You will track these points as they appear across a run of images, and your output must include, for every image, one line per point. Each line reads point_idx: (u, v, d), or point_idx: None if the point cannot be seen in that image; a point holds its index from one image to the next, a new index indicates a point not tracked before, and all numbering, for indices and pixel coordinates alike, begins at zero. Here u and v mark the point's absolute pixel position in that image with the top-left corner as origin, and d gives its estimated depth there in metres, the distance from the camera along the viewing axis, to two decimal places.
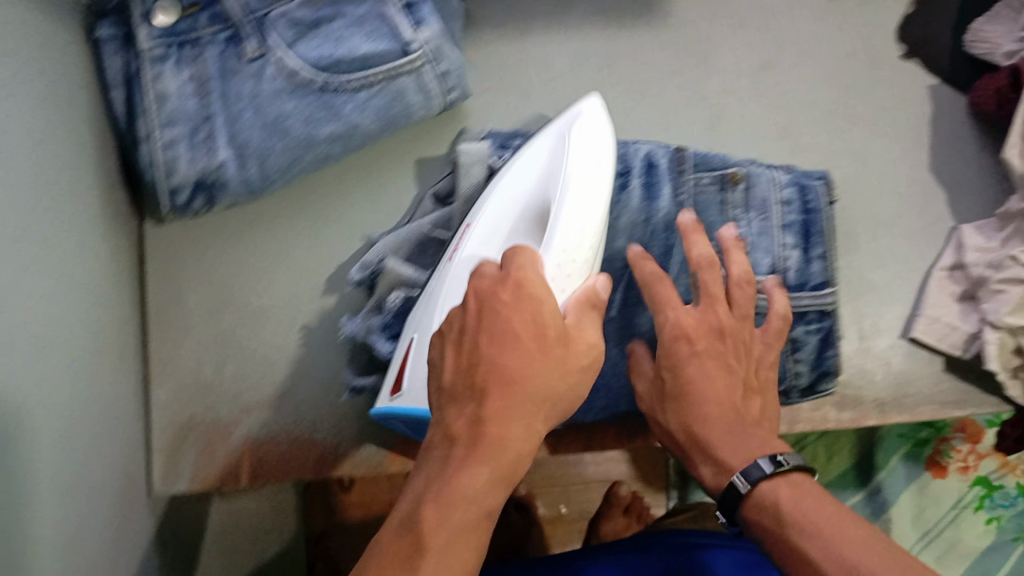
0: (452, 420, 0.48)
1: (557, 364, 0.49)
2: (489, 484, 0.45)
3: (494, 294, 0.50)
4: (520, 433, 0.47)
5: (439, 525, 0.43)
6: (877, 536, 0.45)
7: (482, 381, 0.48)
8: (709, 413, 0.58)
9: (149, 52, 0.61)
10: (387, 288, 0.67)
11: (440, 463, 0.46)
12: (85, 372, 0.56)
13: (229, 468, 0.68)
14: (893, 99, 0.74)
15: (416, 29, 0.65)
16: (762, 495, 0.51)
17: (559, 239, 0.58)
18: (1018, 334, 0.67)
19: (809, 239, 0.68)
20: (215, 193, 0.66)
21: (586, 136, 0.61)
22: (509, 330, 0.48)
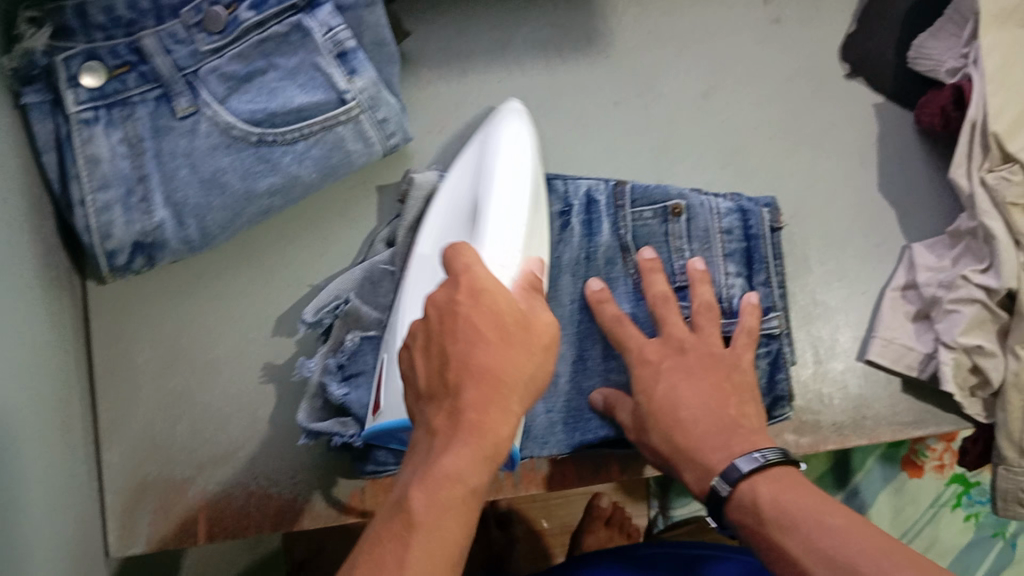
0: (431, 413, 0.46)
1: (525, 345, 0.47)
2: (472, 466, 0.43)
3: (451, 298, 0.47)
4: (499, 419, 0.45)
5: (424, 512, 0.42)
6: (857, 519, 0.48)
7: (454, 375, 0.45)
8: (684, 420, 0.59)
9: (77, 116, 0.60)
10: (342, 330, 0.66)
11: (424, 455, 0.44)
12: (32, 447, 0.55)
13: (185, 527, 0.66)
14: (836, 120, 0.75)
15: (350, 78, 0.64)
16: (743, 496, 0.53)
17: (491, 229, 0.55)
18: (973, 353, 0.67)
19: (752, 267, 0.69)
20: (155, 253, 0.65)
21: (507, 134, 0.61)
22: (472, 321, 0.46)
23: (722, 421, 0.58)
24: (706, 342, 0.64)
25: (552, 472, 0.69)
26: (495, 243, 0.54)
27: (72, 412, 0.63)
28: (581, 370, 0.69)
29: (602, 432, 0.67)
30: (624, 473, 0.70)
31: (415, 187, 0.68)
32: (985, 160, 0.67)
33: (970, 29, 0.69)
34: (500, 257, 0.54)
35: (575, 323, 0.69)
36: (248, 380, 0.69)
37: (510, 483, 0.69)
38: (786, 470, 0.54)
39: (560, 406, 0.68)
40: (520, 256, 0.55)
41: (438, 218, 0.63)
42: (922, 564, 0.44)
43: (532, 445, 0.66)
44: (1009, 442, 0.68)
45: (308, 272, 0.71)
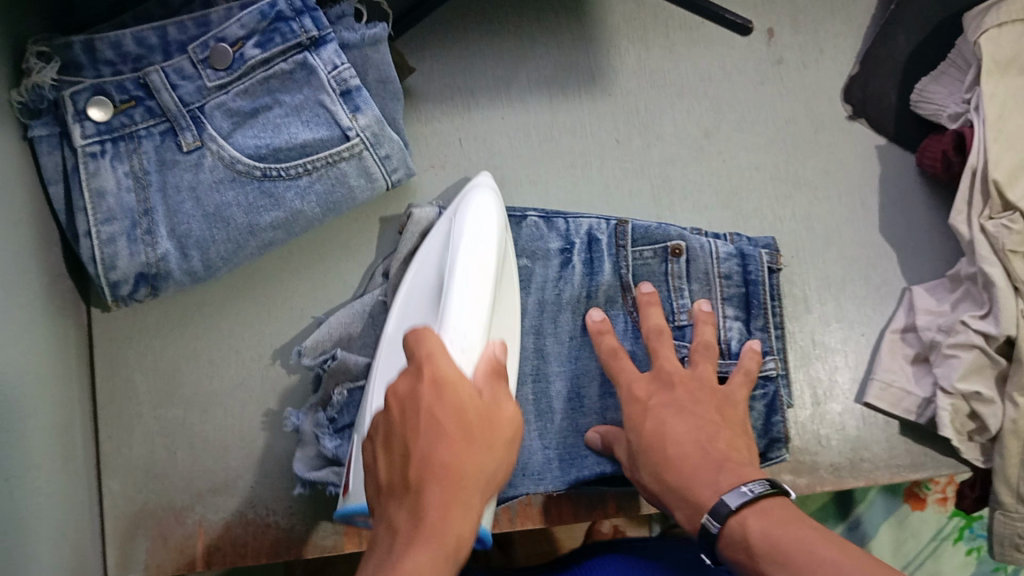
0: (393, 512, 0.46)
1: (485, 439, 0.48)
2: (435, 566, 0.44)
3: (413, 389, 0.49)
4: (460, 518, 0.46)
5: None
6: (851, 551, 0.47)
7: (416, 472, 0.47)
8: (672, 457, 0.58)
9: (84, 150, 0.61)
10: (332, 384, 0.66)
11: (385, 555, 0.45)
12: (37, 464, 0.56)
13: (183, 554, 0.67)
14: (832, 162, 0.77)
15: (353, 115, 0.65)
16: (733, 531, 0.51)
17: (454, 310, 0.55)
18: (971, 398, 0.67)
19: (750, 311, 0.70)
20: (158, 284, 0.65)
21: (474, 212, 0.62)
22: (434, 416, 0.48)
23: (709, 458, 0.57)
24: (699, 376, 0.64)
25: (548, 509, 0.69)
26: (457, 326, 0.54)
27: (75, 440, 0.64)
28: (578, 408, 0.69)
29: (598, 468, 0.67)
30: (620, 511, 0.70)
31: (413, 221, 0.70)
32: (986, 208, 0.68)
33: (971, 76, 0.71)
34: (461, 341, 0.54)
35: (572, 359, 0.70)
36: (251, 410, 0.70)
37: (505, 518, 0.68)
38: (776, 501, 0.52)
39: (555, 443, 0.68)
40: (483, 338, 0.54)
41: (405, 298, 0.65)
42: None
43: (527, 482, 0.67)
44: (1006, 487, 0.68)
45: (311, 304, 0.72)
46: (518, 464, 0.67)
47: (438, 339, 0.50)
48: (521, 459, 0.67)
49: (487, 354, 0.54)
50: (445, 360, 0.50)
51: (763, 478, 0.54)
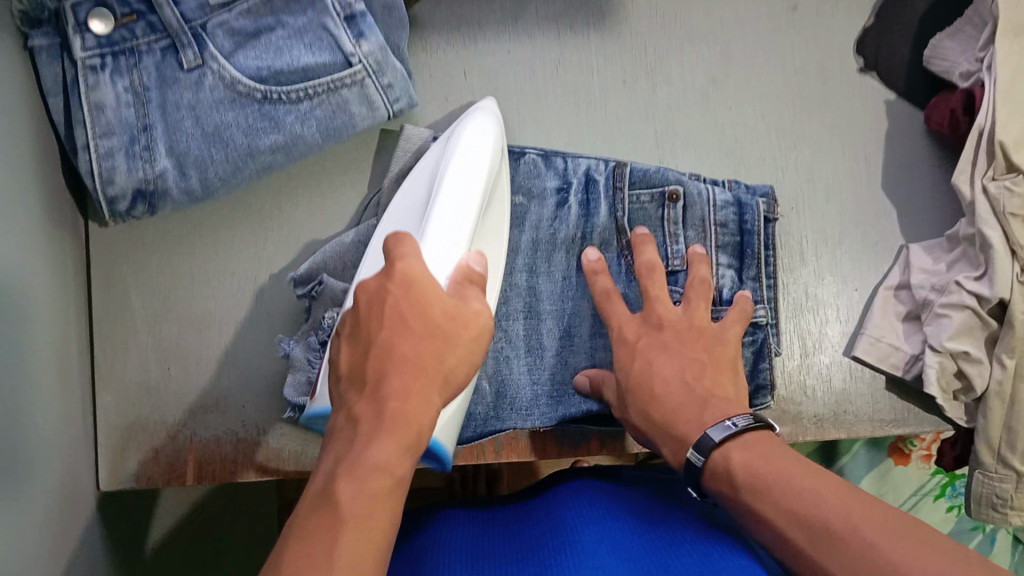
0: (353, 403, 0.47)
1: (450, 340, 0.50)
2: (397, 454, 0.44)
3: (382, 286, 0.51)
4: (421, 407, 0.46)
5: (352, 496, 0.42)
6: (830, 480, 0.47)
7: (376, 367, 0.48)
8: (658, 392, 0.59)
9: (84, 62, 0.61)
10: (321, 309, 0.67)
11: (347, 442, 0.45)
12: (33, 373, 0.57)
13: (174, 468, 0.68)
14: (840, 115, 0.77)
15: (357, 42, 0.65)
16: (716, 464, 0.52)
17: (435, 224, 0.56)
18: (959, 357, 0.67)
19: (743, 260, 0.70)
20: (155, 201, 0.66)
21: (471, 130, 0.62)
22: (398, 312, 0.49)
23: (694, 394, 0.57)
24: (687, 317, 0.64)
25: (535, 443, 0.69)
26: (435, 238, 0.55)
27: (69, 353, 0.64)
28: (567, 346, 0.70)
29: (584, 406, 0.68)
30: (603, 448, 0.71)
31: (405, 138, 0.71)
32: (990, 169, 0.68)
33: (986, 34, 0.69)
34: (438, 253, 0.55)
35: (563, 299, 0.70)
36: (244, 333, 0.70)
37: (490, 449, 0.69)
38: (759, 434, 0.53)
39: (544, 380, 0.69)
40: (462, 247, 0.55)
41: (392, 219, 0.64)
42: (895, 522, 0.44)
43: (515, 416, 0.68)
44: (987, 448, 0.68)
45: (305, 232, 0.72)
46: (507, 398, 0.68)
47: (415, 243, 0.53)
48: (509, 393, 0.68)
49: (461, 265, 0.54)
50: (416, 261, 0.51)
51: (747, 412, 0.54)
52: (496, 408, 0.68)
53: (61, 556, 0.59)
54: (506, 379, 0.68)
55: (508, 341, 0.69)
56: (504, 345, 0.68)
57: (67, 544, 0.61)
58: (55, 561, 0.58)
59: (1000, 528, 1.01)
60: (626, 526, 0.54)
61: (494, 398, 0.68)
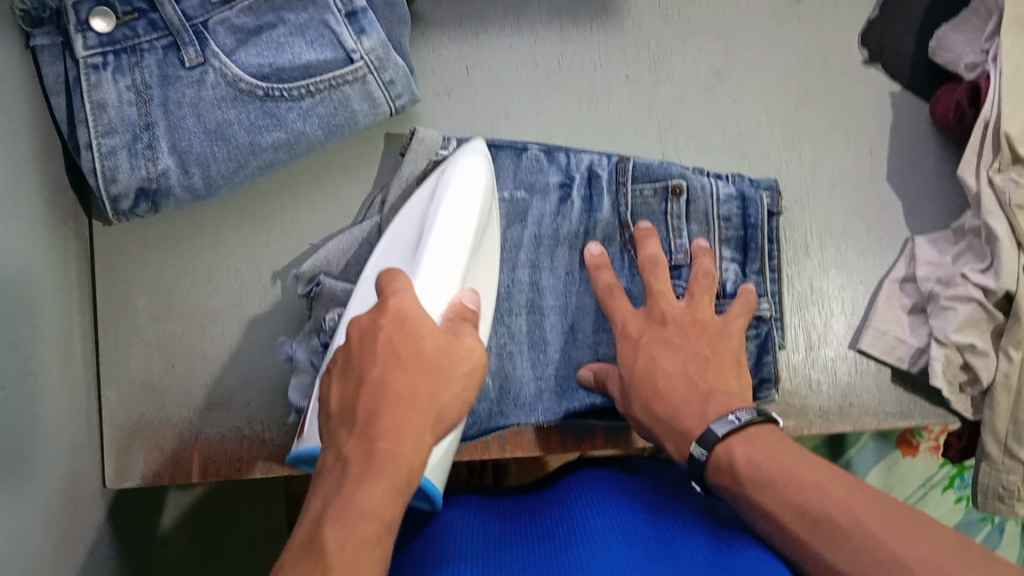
0: (344, 441, 0.47)
1: (443, 376, 0.50)
2: (385, 499, 0.44)
3: (375, 322, 0.52)
4: (411, 447, 0.47)
5: (338, 545, 0.42)
6: (835, 476, 0.47)
7: (367, 406, 0.48)
8: (662, 388, 0.59)
9: (86, 61, 0.61)
10: (321, 310, 0.67)
11: (336, 484, 0.45)
12: (37, 370, 0.57)
13: (179, 465, 0.68)
14: (844, 107, 0.76)
15: (358, 38, 0.65)
16: (720, 458, 0.52)
17: (428, 260, 0.58)
18: (965, 350, 0.67)
19: (747, 253, 0.70)
20: (158, 200, 0.65)
21: (463, 169, 0.63)
22: (392, 349, 0.50)
23: (697, 390, 0.57)
24: (690, 312, 0.64)
25: (540, 438, 0.69)
26: (429, 275, 0.57)
27: (74, 350, 0.65)
28: (571, 342, 0.70)
29: (588, 401, 0.68)
30: (608, 444, 0.71)
31: (418, 141, 0.70)
32: (995, 160, 0.67)
33: (992, 25, 0.69)
34: (432, 290, 0.57)
35: (566, 295, 0.70)
36: (249, 330, 0.70)
37: (495, 445, 0.69)
38: (763, 429, 0.53)
39: (548, 376, 0.69)
40: (456, 286, 0.58)
41: (383, 253, 0.64)
42: (902, 518, 0.43)
43: (518, 412, 0.68)
44: (993, 440, 0.68)
45: (308, 230, 0.72)
46: (511, 395, 0.68)
47: (408, 279, 0.55)
48: (513, 389, 0.68)
49: (455, 301, 0.57)
50: (410, 297, 0.53)
51: (750, 407, 0.54)
52: (500, 404, 0.68)
53: (68, 553, 0.60)
54: (509, 374, 0.68)
55: (512, 337, 0.68)
56: (507, 341, 0.68)
57: (72, 541, 0.61)
58: (60, 558, 0.58)
59: (1009, 520, 1.01)
60: (631, 520, 0.53)
61: (497, 394, 0.68)
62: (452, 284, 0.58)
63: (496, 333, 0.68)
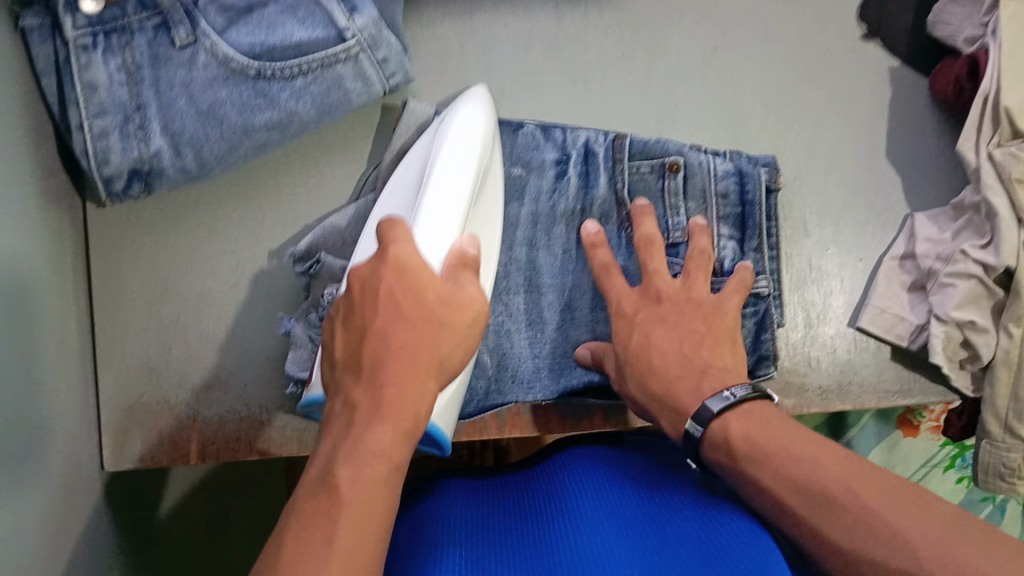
0: (351, 388, 0.47)
1: (445, 324, 0.49)
2: (395, 442, 0.44)
3: (375, 270, 0.50)
4: (417, 393, 0.46)
5: (349, 484, 0.42)
6: (831, 450, 0.47)
7: (373, 353, 0.47)
8: (656, 366, 0.59)
9: (75, 41, 0.60)
10: (319, 287, 0.67)
11: (344, 428, 0.45)
12: (36, 354, 0.57)
13: (177, 448, 0.68)
14: (844, 83, 0.76)
15: (350, 16, 0.65)
16: (715, 435, 0.52)
17: (426, 210, 0.56)
18: (965, 327, 0.67)
19: (745, 230, 0.69)
20: (152, 180, 0.66)
21: (461, 119, 0.61)
22: (394, 297, 0.49)
23: (692, 366, 0.57)
24: (686, 289, 0.63)
25: (538, 417, 0.69)
26: (426, 227, 0.55)
27: (70, 335, 0.64)
28: (568, 320, 0.69)
29: (586, 378, 0.67)
30: (608, 422, 0.70)
31: (409, 113, 0.69)
32: (994, 135, 0.67)
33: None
34: (430, 237, 0.55)
35: (563, 273, 0.69)
36: (245, 312, 0.70)
37: (493, 424, 0.68)
38: (758, 405, 0.53)
39: (545, 353, 0.69)
40: (454, 234, 0.55)
41: (386, 204, 0.63)
42: (900, 491, 0.43)
43: (516, 389, 0.68)
44: (994, 417, 0.67)
45: (303, 211, 0.72)
46: (509, 371, 0.68)
47: (409, 229, 0.52)
48: (511, 366, 0.68)
49: (454, 248, 0.54)
50: (408, 246, 0.51)
51: (745, 382, 0.54)
52: (497, 381, 0.68)
53: (68, 536, 0.60)
54: (507, 352, 0.68)
55: (509, 315, 0.68)
56: (504, 318, 0.68)
57: (72, 525, 0.61)
58: (59, 541, 0.58)
59: (1010, 498, 1.00)
60: (625, 494, 0.53)
61: (495, 371, 0.68)
62: (451, 231, 0.56)
63: (492, 311, 0.68)
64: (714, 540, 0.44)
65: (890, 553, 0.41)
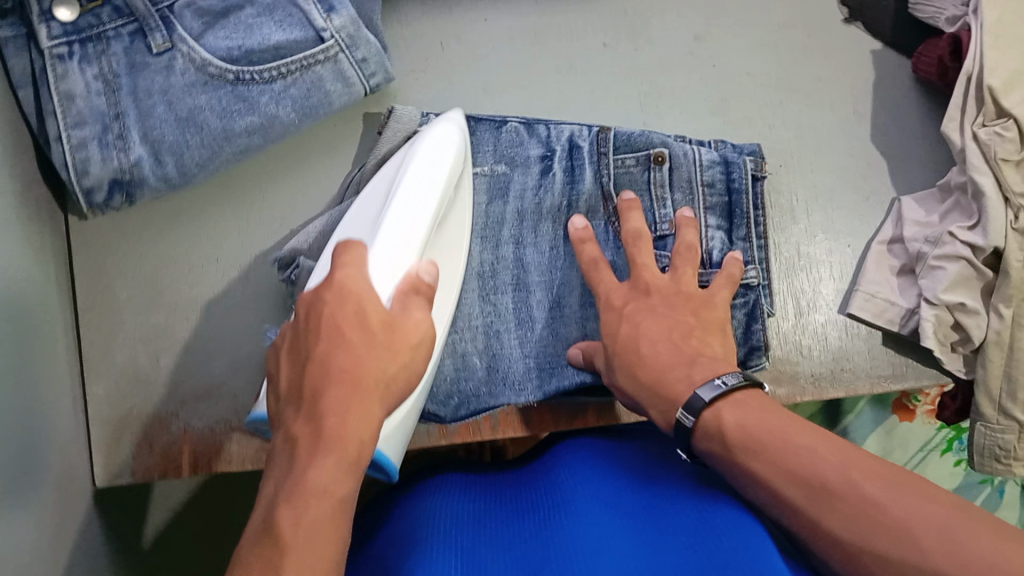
0: (290, 421, 0.46)
1: (389, 350, 0.49)
2: (338, 474, 0.43)
3: (320, 296, 0.51)
4: (360, 422, 0.46)
5: (293, 528, 0.41)
6: (824, 437, 0.47)
7: (313, 382, 0.47)
8: (645, 354, 0.58)
9: (51, 51, 0.59)
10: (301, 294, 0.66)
11: (286, 465, 0.44)
12: (25, 365, 0.57)
13: (169, 459, 0.67)
14: (827, 69, 0.76)
15: (327, 16, 0.64)
16: (707, 424, 0.51)
17: (384, 230, 0.56)
18: (956, 311, 0.66)
19: (733, 221, 0.69)
20: (133, 190, 0.64)
21: (430, 141, 0.61)
22: (335, 326, 0.49)
23: (681, 354, 0.57)
24: (675, 284, 0.63)
25: (529, 416, 0.69)
26: (385, 245, 0.55)
27: (58, 347, 0.64)
28: (558, 317, 0.69)
29: (578, 378, 0.67)
30: (600, 420, 0.70)
31: (396, 118, 0.68)
32: (979, 116, 0.66)
33: None
34: (386, 260, 0.54)
35: (552, 270, 0.69)
36: (233, 318, 0.70)
37: (487, 425, 0.68)
38: (751, 393, 0.52)
39: (535, 352, 0.68)
40: (413, 257, 0.55)
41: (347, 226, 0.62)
42: (895, 477, 0.43)
43: (508, 391, 0.67)
44: (987, 399, 0.68)
45: (288, 216, 0.71)
46: (500, 372, 0.67)
47: (361, 251, 0.54)
48: (502, 367, 0.67)
49: (410, 274, 0.54)
50: (355, 271, 0.53)
51: (738, 372, 0.54)
52: (489, 382, 0.67)
53: (62, 551, 0.59)
54: (498, 353, 0.68)
55: (498, 315, 0.68)
56: (494, 319, 0.68)
57: (66, 540, 0.60)
58: (53, 557, 0.57)
59: (1008, 480, 1.01)
60: (618, 485, 0.53)
61: (486, 372, 0.67)
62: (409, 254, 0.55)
63: (481, 311, 0.68)
64: (708, 534, 0.44)
65: (888, 538, 0.41)
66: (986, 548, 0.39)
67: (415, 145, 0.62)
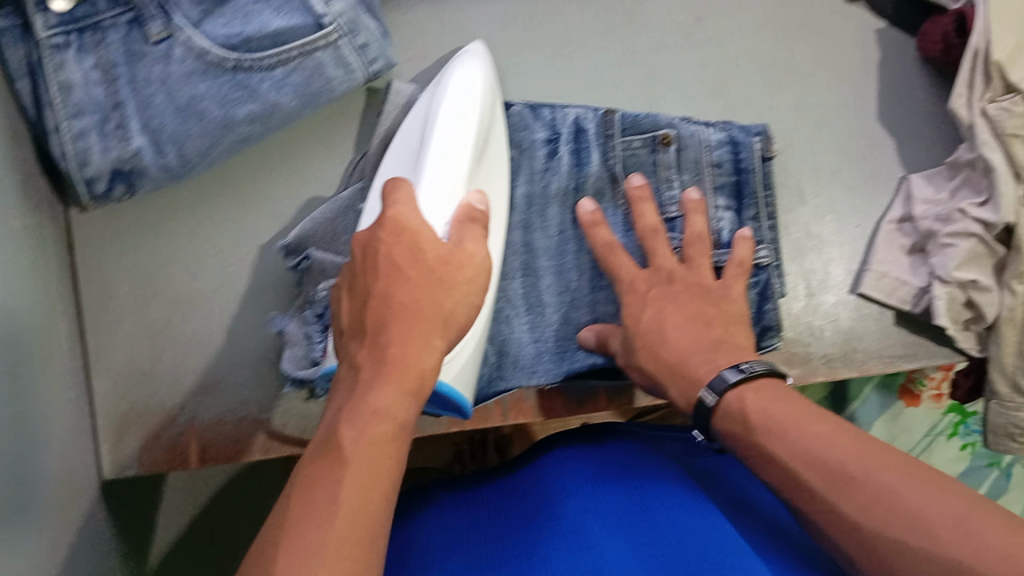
0: (355, 352, 0.47)
1: (449, 280, 0.48)
2: (397, 400, 0.43)
3: (373, 235, 0.49)
4: (422, 352, 0.45)
5: (352, 444, 0.42)
6: (842, 427, 0.46)
7: (375, 314, 0.47)
8: (669, 338, 0.59)
9: (48, 41, 0.58)
10: (312, 283, 0.65)
11: (350, 391, 0.44)
12: (34, 357, 0.57)
13: (174, 452, 0.66)
14: (831, 47, 0.75)
15: (327, 2, 0.63)
16: (729, 404, 0.51)
17: (428, 169, 0.54)
18: (967, 286, 0.66)
19: (741, 201, 0.68)
20: (135, 181, 0.64)
21: (459, 78, 0.60)
22: (392, 262, 0.48)
23: (705, 341, 0.58)
24: (693, 275, 0.63)
25: (542, 403, 0.68)
26: (432, 182, 0.53)
27: (61, 341, 0.63)
28: (568, 304, 0.68)
29: (590, 360, 0.67)
30: (611, 403, 0.69)
31: (394, 92, 0.68)
32: (988, 90, 0.66)
33: None
34: (436, 197, 0.53)
35: (560, 254, 0.68)
36: (237, 311, 0.69)
37: (497, 412, 0.68)
38: (769, 381, 0.51)
39: (547, 337, 0.68)
40: (461, 189, 0.53)
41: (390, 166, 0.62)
42: (911, 470, 0.42)
43: (519, 374, 0.67)
44: (1001, 375, 0.67)
45: (289, 205, 0.70)
46: (510, 357, 0.67)
47: (409, 187, 0.50)
48: (511, 352, 0.67)
49: (463, 204, 0.53)
50: (411, 207, 0.49)
51: (761, 360, 0.53)
52: (499, 367, 0.66)
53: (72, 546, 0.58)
54: (507, 339, 0.67)
55: (508, 301, 0.67)
56: (503, 304, 0.67)
57: (75, 534, 0.59)
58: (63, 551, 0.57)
59: (1016, 463, 1.00)
60: (612, 486, 0.53)
61: (497, 357, 0.66)
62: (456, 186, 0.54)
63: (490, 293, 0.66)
64: (694, 527, 0.45)
65: (903, 528, 0.40)
66: (1000, 542, 0.37)
67: (441, 85, 0.60)
